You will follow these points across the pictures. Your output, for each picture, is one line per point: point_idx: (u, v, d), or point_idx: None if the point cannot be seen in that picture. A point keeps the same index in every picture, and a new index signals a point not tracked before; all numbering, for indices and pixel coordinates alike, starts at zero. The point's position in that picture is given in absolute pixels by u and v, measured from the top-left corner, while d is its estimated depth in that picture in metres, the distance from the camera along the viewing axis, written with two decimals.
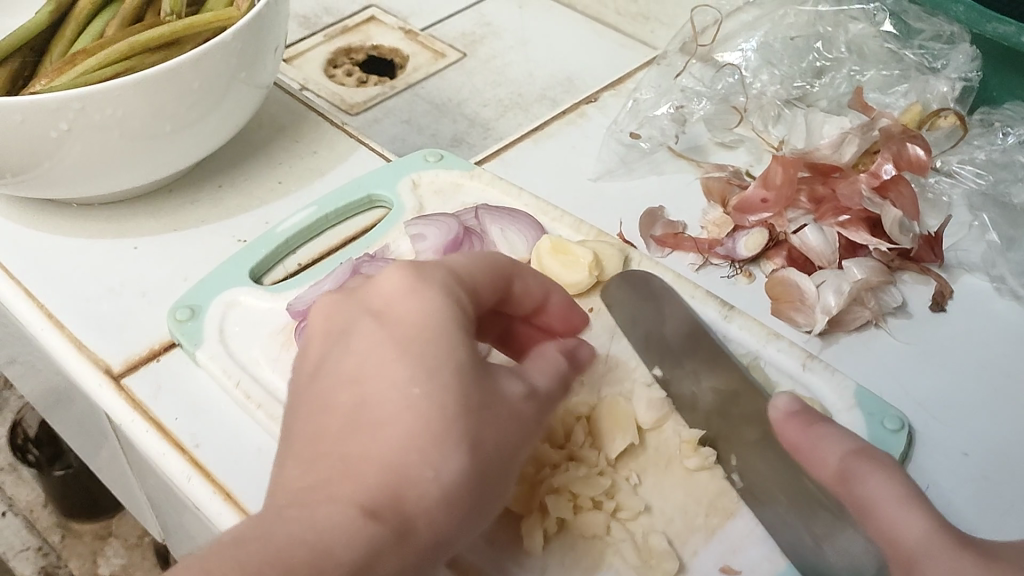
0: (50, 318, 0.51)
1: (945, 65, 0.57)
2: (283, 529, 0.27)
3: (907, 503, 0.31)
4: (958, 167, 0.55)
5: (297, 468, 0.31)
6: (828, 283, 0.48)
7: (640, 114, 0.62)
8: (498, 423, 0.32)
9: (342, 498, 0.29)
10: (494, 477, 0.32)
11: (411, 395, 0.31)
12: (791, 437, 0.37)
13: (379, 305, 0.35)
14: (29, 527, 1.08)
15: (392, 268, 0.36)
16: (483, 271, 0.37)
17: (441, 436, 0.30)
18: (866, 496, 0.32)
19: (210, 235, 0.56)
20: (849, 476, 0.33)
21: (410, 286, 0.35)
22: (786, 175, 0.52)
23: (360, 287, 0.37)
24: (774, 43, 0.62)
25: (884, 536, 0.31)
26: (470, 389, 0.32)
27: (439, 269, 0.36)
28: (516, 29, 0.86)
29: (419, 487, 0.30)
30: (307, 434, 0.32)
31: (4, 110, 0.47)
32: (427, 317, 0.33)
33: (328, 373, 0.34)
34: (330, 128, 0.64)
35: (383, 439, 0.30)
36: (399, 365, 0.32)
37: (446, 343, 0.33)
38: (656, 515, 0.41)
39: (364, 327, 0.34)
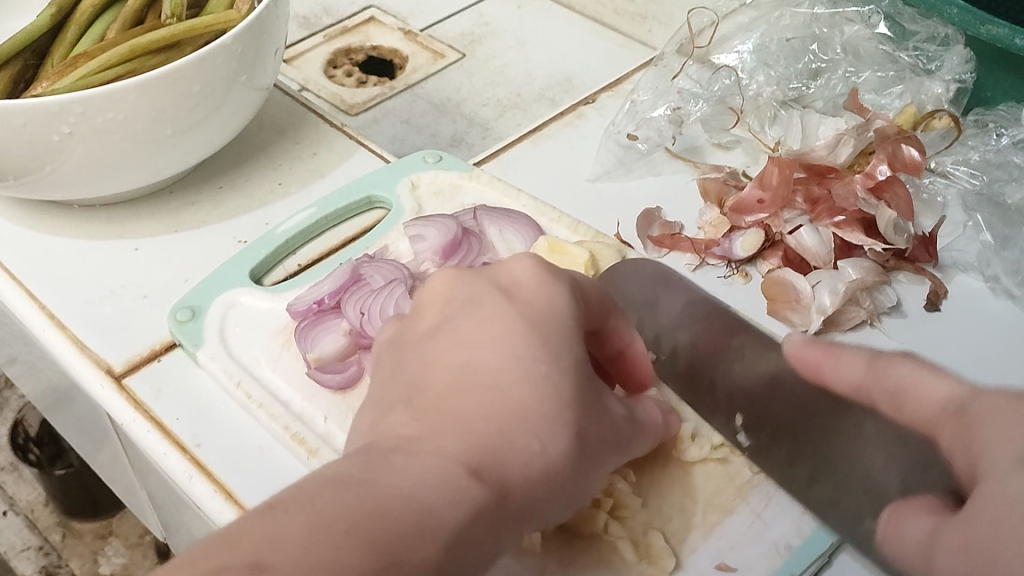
0: (51, 319, 0.51)
1: (939, 66, 0.58)
2: (396, 472, 0.29)
3: (937, 370, 0.34)
4: (953, 168, 0.55)
5: (405, 416, 0.33)
6: (823, 282, 0.49)
7: (637, 114, 0.63)
8: (596, 421, 0.35)
9: (452, 450, 0.31)
10: (587, 467, 0.34)
11: (531, 371, 0.34)
12: (813, 357, 0.38)
13: (506, 288, 0.38)
14: (30, 527, 1.09)
15: (523, 261, 0.39)
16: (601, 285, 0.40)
17: (550, 415, 0.33)
18: (899, 381, 0.34)
19: (211, 236, 0.57)
20: (878, 371, 0.35)
21: (541, 282, 0.38)
22: (782, 176, 0.53)
23: (485, 272, 0.39)
24: (771, 45, 0.62)
25: (922, 409, 0.34)
26: (581, 383, 0.35)
27: (566, 276, 0.39)
28: (515, 30, 0.86)
29: (523, 457, 0.32)
30: (418, 388, 0.34)
31: (7, 114, 0.47)
32: (553, 310, 0.36)
33: (445, 338, 0.36)
34: (330, 129, 0.65)
35: (499, 403, 0.33)
36: (521, 343, 0.34)
37: (566, 340, 0.35)
38: (654, 513, 0.41)
39: (490, 302, 0.37)
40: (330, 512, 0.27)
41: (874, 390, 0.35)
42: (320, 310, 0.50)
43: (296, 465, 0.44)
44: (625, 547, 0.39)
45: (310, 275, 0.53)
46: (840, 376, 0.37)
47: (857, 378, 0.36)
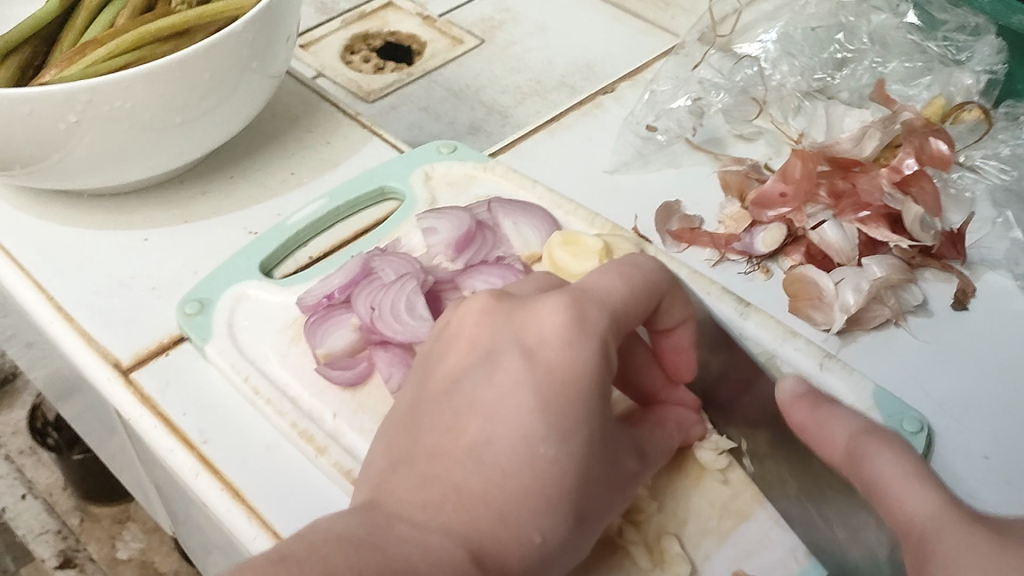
0: (59, 311, 0.50)
1: (969, 57, 0.56)
2: (400, 549, 0.29)
3: (919, 481, 0.32)
4: (982, 163, 0.54)
5: (410, 480, 0.32)
6: (847, 280, 0.47)
7: (657, 106, 0.61)
8: (602, 493, 0.34)
9: (454, 534, 0.30)
10: (586, 540, 0.34)
11: (537, 454, 0.32)
12: (800, 419, 0.38)
13: (533, 339, 0.34)
14: (48, 510, 1.09)
15: (554, 301, 0.35)
16: (637, 308, 0.36)
17: (554, 500, 0.32)
18: (875, 476, 0.34)
19: (222, 227, 0.56)
20: (859, 460, 0.35)
21: (568, 334, 0.34)
22: (805, 170, 0.51)
23: (519, 302, 0.36)
24: (796, 35, 0.61)
25: (898, 516, 0.32)
26: (592, 462, 0.33)
27: (600, 312, 0.35)
28: (535, 15, 0.85)
29: (519, 547, 0.31)
30: (428, 450, 0.33)
31: (13, 103, 0.46)
32: (579, 375, 0.33)
33: (460, 395, 0.34)
34: (344, 119, 0.64)
35: (502, 486, 0.31)
36: (533, 418, 0.32)
37: (585, 409, 0.33)
38: (670, 516, 0.40)
39: (509, 359, 0.34)
40: None
41: (853, 475, 0.35)
42: (330, 305, 0.49)
43: (304, 463, 0.43)
44: (639, 552, 0.38)
45: (320, 267, 0.52)
46: (825, 450, 0.37)
47: (840, 455, 0.36)
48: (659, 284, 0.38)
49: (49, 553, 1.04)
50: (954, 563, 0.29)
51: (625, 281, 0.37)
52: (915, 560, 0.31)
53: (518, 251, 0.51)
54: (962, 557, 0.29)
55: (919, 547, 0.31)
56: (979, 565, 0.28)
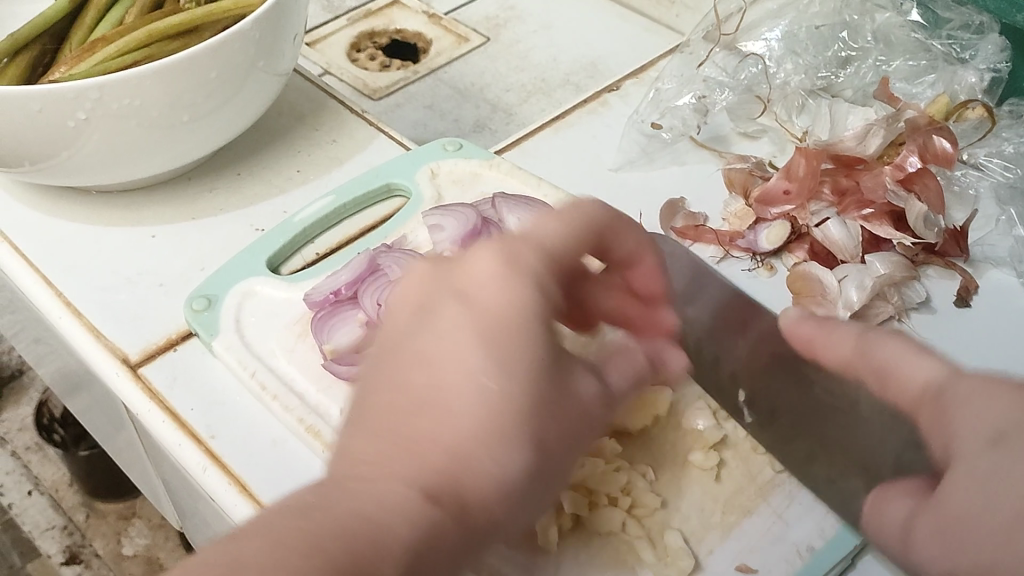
0: (68, 307, 0.51)
1: (973, 55, 0.56)
2: (347, 503, 0.26)
3: (921, 351, 0.34)
4: (986, 160, 0.54)
5: (355, 442, 0.29)
6: (850, 276, 0.47)
7: (662, 104, 0.62)
8: (566, 426, 0.31)
9: (403, 478, 0.28)
10: (558, 483, 0.31)
11: (484, 385, 0.29)
12: (804, 335, 0.37)
13: (467, 283, 0.32)
14: (55, 506, 1.09)
15: (486, 243, 0.33)
16: (576, 242, 0.35)
17: (514, 429, 0.29)
18: (885, 362, 0.34)
19: (229, 224, 0.56)
20: (866, 349, 0.35)
21: (500, 268, 0.31)
22: (809, 167, 0.51)
23: (454, 258, 0.34)
24: (800, 33, 0.61)
25: (897, 388, 0.34)
26: (547, 392, 0.30)
27: (535, 246, 0.33)
28: (540, 14, 0.85)
29: (481, 483, 0.28)
30: (374, 405, 0.30)
31: (23, 100, 0.47)
32: (522, 298, 0.31)
33: (404, 349, 0.32)
34: (350, 116, 0.64)
35: (454, 422, 0.29)
36: (478, 348, 0.30)
37: (528, 336, 0.30)
38: (673, 512, 0.40)
39: (445, 303, 0.32)
40: (287, 547, 0.24)
41: (861, 370, 0.35)
42: (336, 301, 0.49)
43: (310, 457, 0.43)
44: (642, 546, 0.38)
45: (326, 265, 0.52)
46: (830, 352, 0.36)
47: (844, 357, 0.35)
48: (602, 216, 0.36)
49: (55, 549, 1.05)
50: (977, 409, 0.31)
51: (565, 220, 0.35)
52: (935, 419, 0.33)
53: None
54: (979, 397, 0.31)
55: (938, 407, 0.33)
56: (1001, 405, 0.31)
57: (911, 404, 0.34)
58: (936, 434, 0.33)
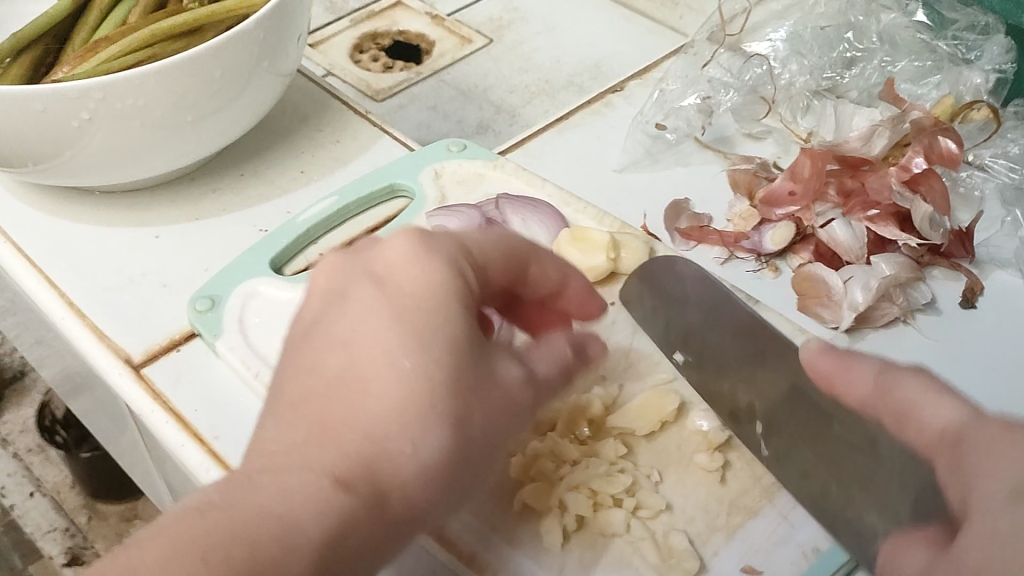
0: (71, 307, 0.51)
1: (978, 56, 0.56)
2: (255, 498, 0.29)
3: (941, 392, 0.33)
4: (991, 161, 0.53)
5: (278, 427, 0.32)
6: (855, 277, 0.47)
7: (665, 105, 0.61)
8: (487, 405, 0.33)
9: (317, 467, 0.30)
10: (483, 460, 0.33)
11: (400, 366, 0.32)
12: (822, 369, 0.35)
13: (382, 269, 0.35)
14: (56, 508, 1.09)
15: (399, 233, 0.36)
16: (495, 248, 0.37)
17: (426, 411, 0.31)
18: (907, 404, 0.33)
19: (232, 224, 0.56)
20: (886, 385, 0.34)
21: (412, 253, 0.35)
22: (814, 168, 0.51)
23: (367, 247, 0.37)
24: (805, 34, 0.60)
25: (925, 433, 0.33)
26: (463, 370, 0.32)
27: (446, 238, 0.36)
28: (544, 15, 0.85)
29: (394, 463, 0.31)
30: (291, 390, 0.33)
31: (25, 100, 0.47)
32: (430, 287, 0.34)
33: (319, 334, 0.35)
34: (353, 117, 0.64)
35: (368, 406, 0.31)
36: (390, 334, 0.33)
37: (443, 318, 0.33)
38: (678, 513, 0.40)
39: (364, 288, 0.35)
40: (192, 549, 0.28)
41: (881, 409, 0.34)
42: None
43: None
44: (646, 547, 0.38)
45: None
46: (851, 389, 0.34)
47: (865, 394, 0.34)
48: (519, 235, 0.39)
49: (56, 550, 1.05)
50: (992, 458, 0.30)
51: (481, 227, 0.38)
52: (955, 465, 0.31)
53: None
54: (998, 442, 0.30)
55: (957, 456, 0.31)
56: (1014, 461, 0.29)
57: (926, 448, 0.33)
58: (956, 484, 0.31)
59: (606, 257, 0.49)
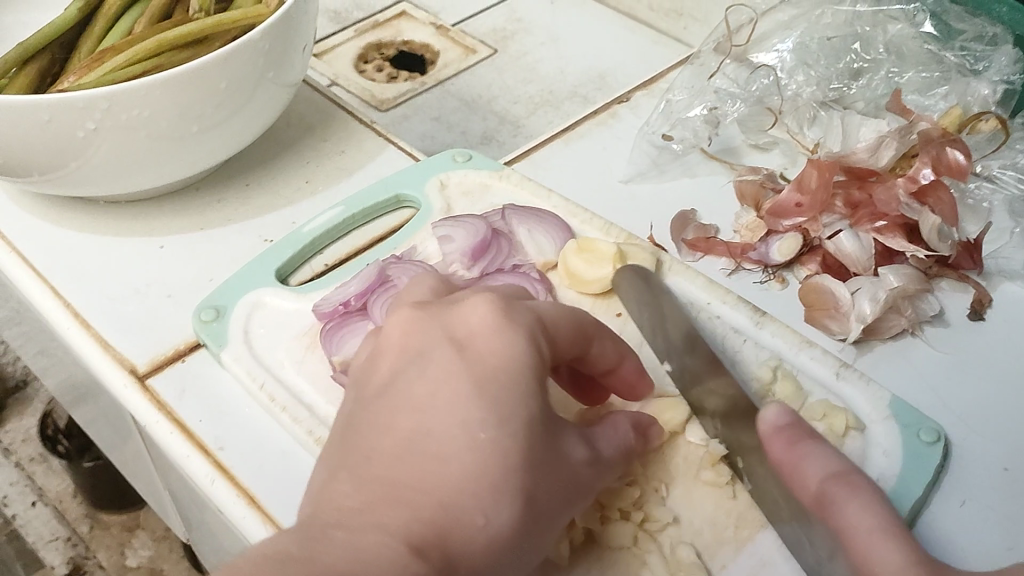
0: (76, 317, 0.51)
1: (986, 67, 0.55)
2: (334, 555, 0.28)
3: (889, 539, 0.34)
4: (999, 172, 0.54)
5: (349, 485, 0.32)
6: (864, 289, 0.47)
7: (673, 116, 0.62)
8: (550, 482, 0.34)
9: (393, 527, 0.30)
10: (539, 537, 0.33)
11: (479, 437, 0.32)
12: (777, 454, 0.39)
13: (463, 336, 0.36)
14: (58, 517, 1.09)
15: (482, 301, 0.38)
16: (568, 322, 0.39)
17: (496, 483, 0.32)
18: (846, 527, 0.35)
19: (238, 234, 0.56)
20: (832, 505, 0.36)
21: (495, 325, 0.36)
22: (821, 179, 0.51)
23: (443, 311, 0.38)
24: (811, 44, 0.61)
25: (863, 563, 0.34)
26: (535, 447, 0.33)
27: (526, 311, 0.37)
28: (548, 25, 0.85)
29: (466, 533, 0.31)
30: (362, 448, 0.33)
31: (31, 110, 0.47)
32: (510, 358, 0.35)
33: (394, 392, 0.35)
34: (358, 127, 0.64)
35: (445, 471, 0.32)
36: (469, 400, 0.33)
37: (521, 392, 0.34)
38: (685, 526, 0.40)
39: (442, 353, 0.36)
40: None
41: (824, 521, 0.36)
42: (346, 312, 0.49)
43: None
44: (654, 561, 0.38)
45: (336, 274, 0.52)
46: (802, 487, 0.37)
47: (811, 495, 0.37)
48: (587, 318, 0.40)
49: (58, 560, 1.05)
50: None
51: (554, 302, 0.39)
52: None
53: (533, 259, 0.51)
54: None
55: None
56: None
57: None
58: None
59: (613, 268, 0.48)
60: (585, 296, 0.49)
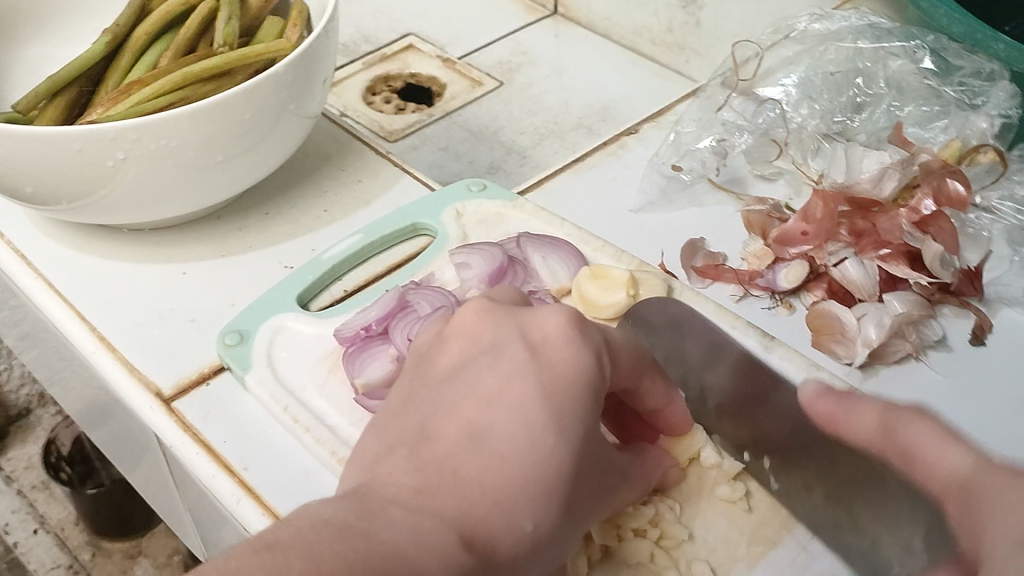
0: (102, 342, 0.52)
1: (984, 101, 0.57)
2: (392, 530, 0.30)
3: (957, 442, 0.33)
4: (998, 204, 0.55)
5: (407, 462, 0.34)
6: (869, 315, 0.49)
7: (682, 147, 0.64)
8: (585, 492, 0.36)
9: (447, 515, 0.32)
10: (571, 540, 0.35)
11: (539, 442, 0.34)
12: (822, 410, 0.38)
13: (537, 337, 0.38)
14: (60, 545, 1.10)
15: (560, 310, 0.39)
16: (633, 352, 0.40)
17: (546, 490, 0.34)
18: (910, 446, 0.34)
19: (259, 261, 0.57)
20: (890, 428, 0.35)
21: (570, 336, 0.38)
22: (826, 210, 0.53)
23: (519, 312, 0.40)
24: (815, 78, 0.62)
25: (937, 476, 0.33)
26: (584, 460, 0.35)
27: (598, 331, 0.39)
28: (552, 58, 0.87)
29: (513, 533, 0.33)
30: (424, 430, 0.35)
31: (63, 140, 0.48)
32: (579, 372, 0.36)
33: (461, 380, 0.37)
34: (374, 157, 0.66)
35: (502, 469, 0.33)
36: (536, 406, 0.35)
37: (583, 407, 0.36)
38: (699, 543, 0.41)
39: (514, 351, 0.37)
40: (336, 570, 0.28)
41: (887, 450, 0.35)
42: (368, 336, 0.50)
43: None
44: None
45: (356, 301, 0.53)
46: (852, 428, 0.37)
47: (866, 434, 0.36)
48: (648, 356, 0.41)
49: None
50: (1003, 511, 0.30)
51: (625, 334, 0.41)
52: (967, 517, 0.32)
53: (548, 286, 0.53)
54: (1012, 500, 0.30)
55: (971, 506, 0.32)
56: None
57: (944, 493, 0.33)
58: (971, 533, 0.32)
59: (626, 293, 0.50)
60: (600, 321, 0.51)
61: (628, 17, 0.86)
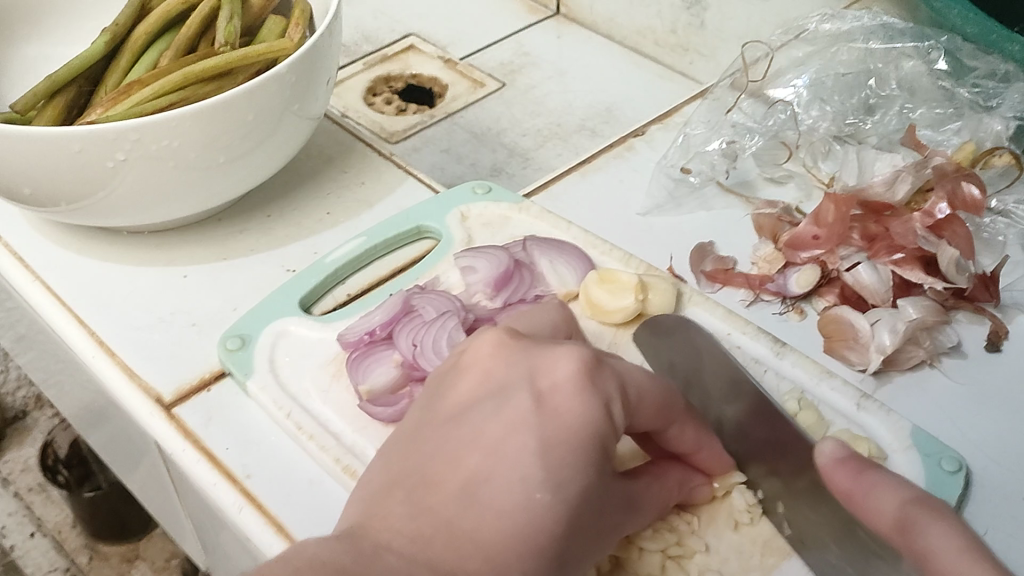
0: (101, 346, 0.51)
1: (999, 103, 0.57)
2: None
3: (965, 551, 0.32)
4: (1015, 207, 0.54)
5: (403, 509, 0.33)
6: (883, 320, 0.48)
7: (690, 149, 0.63)
8: (585, 543, 0.34)
9: (436, 568, 0.31)
10: None
11: (533, 499, 0.33)
12: (841, 485, 0.37)
13: (546, 384, 0.36)
14: (57, 548, 1.08)
15: (573, 353, 0.37)
16: (655, 396, 0.38)
17: (539, 546, 0.32)
18: (926, 548, 0.33)
19: (261, 265, 0.56)
20: (910, 528, 0.34)
21: (580, 385, 0.35)
22: (838, 213, 0.52)
23: (535, 345, 0.38)
24: (826, 80, 0.61)
25: None
26: (583, 513, 0.34)
27: (612, 375, 0.36)
28: (555, 60, 0.86)
29: None
30: (424, 477, 0.34)
31: (63, 141, 0.47)
32: (582, 425, 0.34)
33: (464, 424, 0.36)
34: (378, 159, 0.65)
35: (494, 523, 0.32)
36: (534, 461, 0.33)
37: (584, 459, 0.34)
38: (713, 554, 0.40)
39: (520, 400, 0.35)
40: None
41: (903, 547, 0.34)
42: (371, 342, 0.49)
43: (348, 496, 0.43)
44: None
45: (360, 304, 0.52)
46: (872, 515, 0.36)
47: (885, 524, 0.35)
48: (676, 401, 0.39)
49: None
50: None
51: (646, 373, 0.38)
52: None
53: (555, 289, 0.52)
54: None
55: None
56: None
57: None
58: None
59: (634, 298, 0.49)
60: (607, 326, 0.50)
61: (631, 18, 0.85)
